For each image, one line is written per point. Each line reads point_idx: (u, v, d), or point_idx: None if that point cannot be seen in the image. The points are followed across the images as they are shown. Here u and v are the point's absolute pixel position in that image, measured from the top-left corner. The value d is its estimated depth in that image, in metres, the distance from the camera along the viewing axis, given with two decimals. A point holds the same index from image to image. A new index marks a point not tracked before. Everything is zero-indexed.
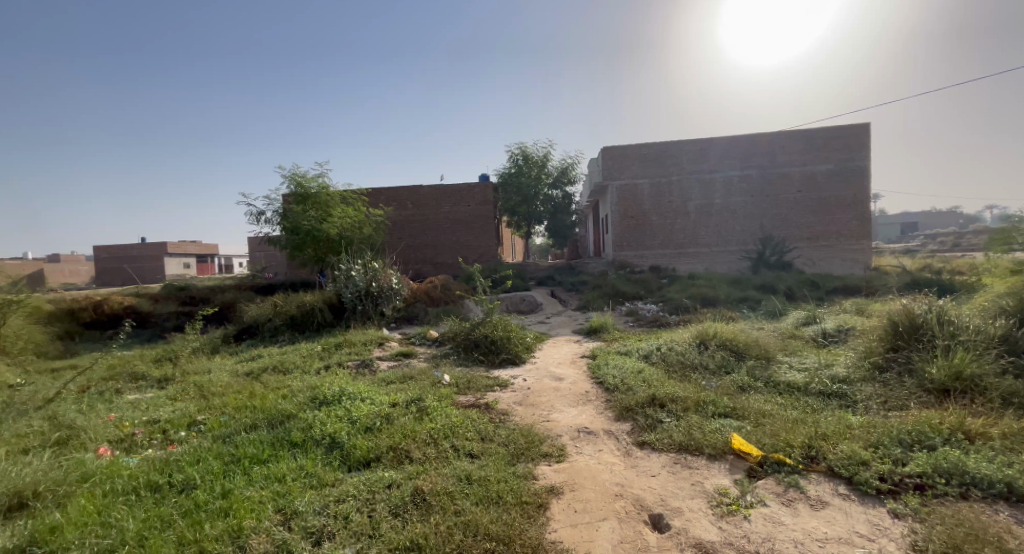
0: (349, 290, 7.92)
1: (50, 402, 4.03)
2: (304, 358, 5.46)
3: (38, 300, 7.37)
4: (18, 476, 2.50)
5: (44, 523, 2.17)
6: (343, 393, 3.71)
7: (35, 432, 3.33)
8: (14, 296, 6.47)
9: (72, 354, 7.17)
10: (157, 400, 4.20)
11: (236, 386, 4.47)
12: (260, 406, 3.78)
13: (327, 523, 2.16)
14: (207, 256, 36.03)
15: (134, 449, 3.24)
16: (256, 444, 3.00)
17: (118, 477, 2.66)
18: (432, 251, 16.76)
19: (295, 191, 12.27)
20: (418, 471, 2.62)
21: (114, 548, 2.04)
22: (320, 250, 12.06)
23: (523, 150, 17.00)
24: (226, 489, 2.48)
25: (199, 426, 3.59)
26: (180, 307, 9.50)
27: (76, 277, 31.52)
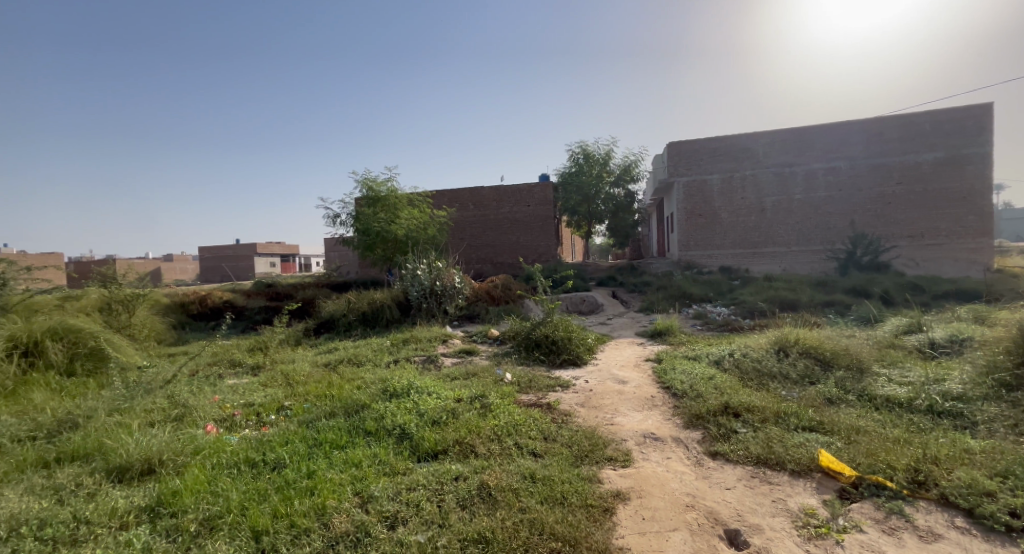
0: (415, 289, 8.27)
1: (169, 382, 4.63)
2: (375, 352, 5.79)
3: (158, 293, 8.46)
4: (148, 446, 2.91)
5: (166, 488, 2.51)
6: (412, 387, 3.89)
7: (158, 408, 3.84)
8: (141, 289, 7.51)
9: (183, 341, 8.18)
10: (251, 386, 4.67)
11: (316, 376, 4.85)
12: (337, 395, 4.06)
13: (400, 509, 2.28)
14: (290, 256, 39.35)
15: (234, 427, 3.63)
16: (335, 430, 3.24)
17: (223, 451, 3.00)
18: (494, 251, 17.06)
19: (366, 195, 13.04)
20: (483, 466, 2.69)
21: (222, 514, 2.30)
22: (389, 250, 12.70)
23: (584, 149, 16.68)
24: (310, 470, 2.70)
25: (286, 411, 3.93)
26: (268, 303, 10.47)
27: (185, 274, 35.84)
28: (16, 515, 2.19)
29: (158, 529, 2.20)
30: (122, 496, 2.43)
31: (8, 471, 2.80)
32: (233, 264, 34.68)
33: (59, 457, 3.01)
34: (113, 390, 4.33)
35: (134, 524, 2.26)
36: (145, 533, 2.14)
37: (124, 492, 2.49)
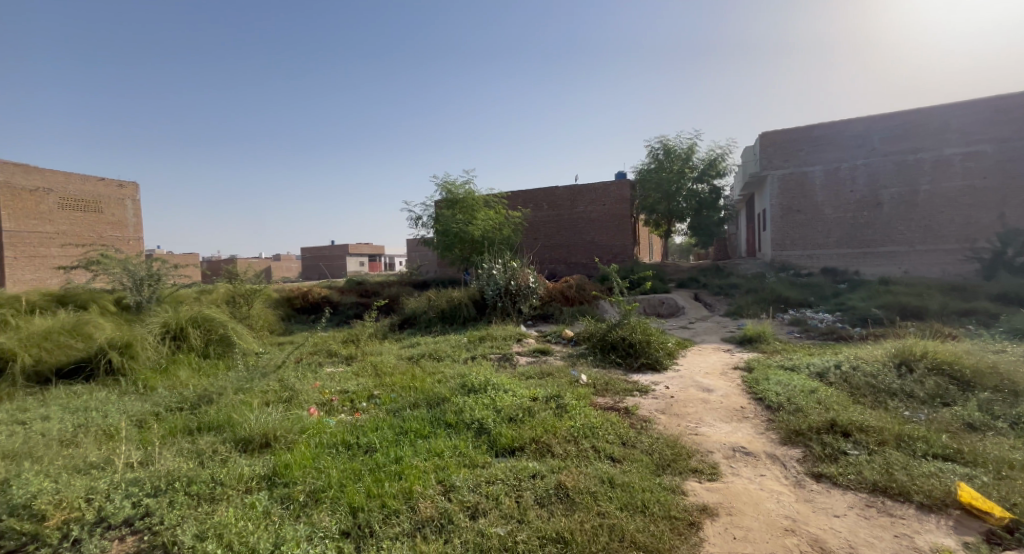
0: (490, 289, 8.45)
1: (279, 367, 5.22)
2: (453, 348, 6.02)
3: (271, 288, 9.54)
4: (265, 423, 3.30)
5: (279, 461, 2.82)
6: (489, 384, 3.99)
7: (271, 390, 4.34)
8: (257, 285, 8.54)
9: (289, 331, 9.17)
10: (346, 374, 5.10)
11: (401, 369, 5.16)
12: (420, 387, 4.29)
13: (480, 501, 2.35)
14: (377, 257, 42.34)
15: (332, 411, 3.98)
16: (419, 420, 3.42)
17: (323, 432, 3.30)
18: (569, 251, 16.91)
19: (445, 197, 13.60)
20: (560, 466, 2.68)
21: (324, 489, 2.54)
22: (466, 250, 13.13)
23: (664, 144, 15.90)
24: (398, 455, 2.88)
25: (375, 399, 4.24)
26: (358, 299, 11.36)
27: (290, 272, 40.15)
28: (169, 472, 2.62)
29: (274, 496, 2.49)
30: (245, 464, 2.78)
31: (161, 434, 3.34)
32: (329, 264, 38.12)
33: (197, 426, 3.52)
34: (236, 372, 4.97)
35: (256, 489, 2.57)
36: (264, 498, 2.43)
37: (246, 461, 2.85)
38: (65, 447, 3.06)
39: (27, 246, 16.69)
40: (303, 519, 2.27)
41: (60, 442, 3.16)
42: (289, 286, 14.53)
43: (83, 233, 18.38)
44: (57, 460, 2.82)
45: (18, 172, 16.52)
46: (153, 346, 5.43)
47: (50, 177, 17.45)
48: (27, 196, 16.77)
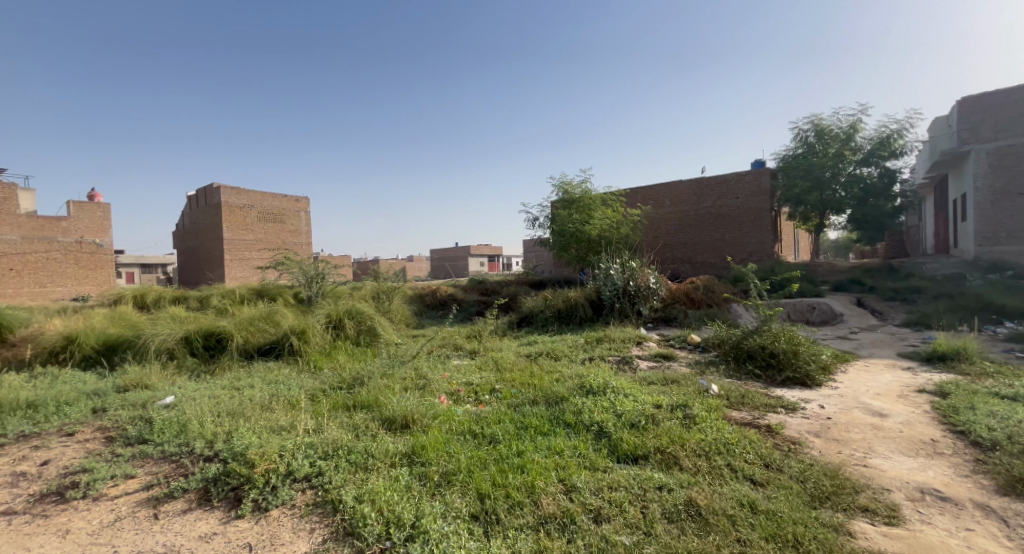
0: (607, 289, 8.22)
1: (413, 357, 5.79)
2: (571, 348, 6.00)
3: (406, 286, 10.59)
4: (404, 407, 3.66)
5: (416, 442, 3.11)
6: (609, 387, 3.89)
7: (409, 377, 4.82)
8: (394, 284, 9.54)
9: (421, 323, 10.09)
10: (471, 367, 5.43)
11: (520, 365, 5.32)
12: (539, 384, 4.36)
13: (603, 505, 2.31)
14: (497, 257, 44.39)
15: (459, 401, 4.26)
16: (538, 417, 3.48)
17: (452, 420, 3.55)
18: (695, 250, 15.71)
19: (562, 197, 13.62)
20: (690, 481, 2.49)
21: (455, 471, 2.73)
22: (582, 250, 13.02)
23: (816, 125, 13.86)
24: (520, 449, 2.96)
25: (497, 393, 4.43)
26: (480, 297, 12.03)
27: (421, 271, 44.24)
28: (333, 442, 3.07)
29: (414, 472, 2.75)
30: (389, 442, 3.13)
31: (327, 408, 3.92)
32: (454, 264, 41.25)
33: (352, 404, 4.07)
34: (381, 360, 5.62)
35: (399, 464, 2.88)
36: (405, 474, 2.70)
37: (390, 439, 3.20)
38: (262, 411, 3.79)
39: (238, 251, 21.07)
40: (438, 497, 2.48)
41: (259, 407, 3.91)
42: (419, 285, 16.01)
43: (273, 240, 22.57)
44: (258, 421, 3.49)
45: (232, 193, 20.91)
46: (320, 333, 6.42)
47: (252, 195, 21.75)
48: (237, 211, 21.13)
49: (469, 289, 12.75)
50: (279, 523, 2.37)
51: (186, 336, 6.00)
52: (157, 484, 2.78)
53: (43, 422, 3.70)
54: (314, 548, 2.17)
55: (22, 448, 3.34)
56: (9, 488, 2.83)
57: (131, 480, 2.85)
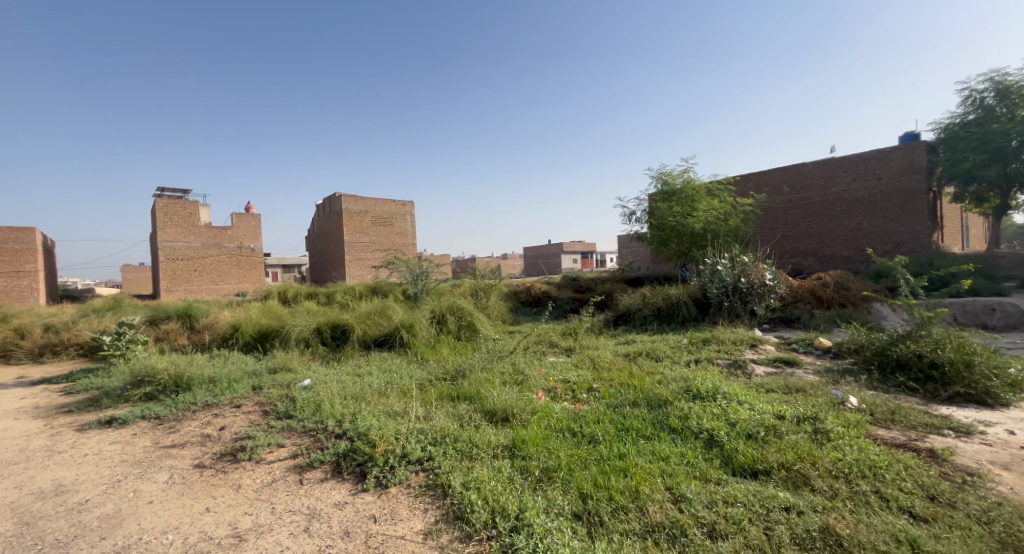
0: (714, 286, 7.58)
1: (510, 353, 5.89)
2: (674, 348, 5.64)
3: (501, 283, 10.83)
4: (503, 402, 3.73)
5: (516, 436, 3.16)
6: (720, 392, 3.56)
7: (507, 372, 4.92)
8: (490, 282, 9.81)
9: (516, 319, 10.26)
10: (567, 365, 5.38)
11: (619, 365, 5.13)
12: (640, 385, 4.16)
13: (718, 520, 2.12)
14: (591, 253, 43.74)
15: (556, 398, 4.23)
16: (640, 419, 3.31)
17: (551, 417, 3.53)
18: (821, 241, 13.88)
19: (661, 189, 12.85)
20: (826, 506, 2.18)
21: (556, 468, 2.71)
22: (684, 245, 12.22)
23: (997, 83, 11.31)
24: (622, 451, 2.84)
25: (595, 392, 4.31)
26: (574, 294, 11.90)
27: (515, 269, 45.24)
28: (440, 429, 3.24)
29: (515, 465, 2.78)
30: (491, 433, 3.22)
31: (434, 398, 4.15)
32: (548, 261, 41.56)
33: (455, 395, 4.26)
34: (480, 354, 5.83)
35: (500, 456, 2.93)
36: (507, 466, 2.75)
37: (492, 431, 3.28)
38: (379, 397, 4.14)
39: (356, 252, 23.40)
40: (540, 492, 2.47)
41: (377, 393, 4.29)
42: (513, 282, 16.38)
43: (383, 241, 24.71)
44: (376, 406, 3.83)
45: (350, 200, 23.28)
46: (426, 326, 6.86)
47: (366, 202, 24.00)
48: (354, 217, 23.47)
49: (563, 287, 12.69)
50: (397, 500, 2.56)
51: (317, 327, 6.81)
52: (301, 453, 3.18)
53: (218, 395, 4.46)
54: (428, 527, 2.31)
55: (205, 414, 4.05)
56: (197, 446, 3.44)
57: (281, 448, 3.29)
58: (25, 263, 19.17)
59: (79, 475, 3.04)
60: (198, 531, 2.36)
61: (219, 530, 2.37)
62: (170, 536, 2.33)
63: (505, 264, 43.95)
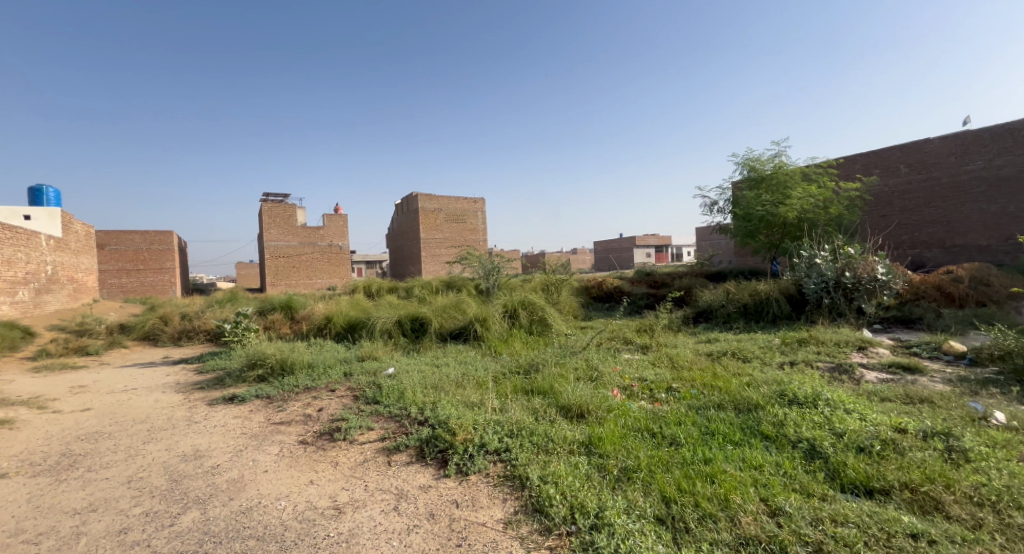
0: (812, 281, 6.90)
1: (584, 349, 5.82)
2: (764, 349, 5.21)
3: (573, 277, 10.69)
4: (579, 399, 3.70)
5: (593, 433, 3.12)
6: (822, 398, 3.23)
7: (580, 368, 4.87)
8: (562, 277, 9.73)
9: (588, 314, 10.08)
10: (644, 362, 5.19)
11: (701, 365, 4.85)
12: (725, 387, 3.91)
13: (825, 540, 1.93)
14: (665, 247, 41.91)
15: (633, 396, 4.11)
16: (728, 423, 3.11)
17: (628, 415, 3.43)
18: (951, 229, 12.06)
19: (748, 176, 11.87)
20: (965, 537, 1.90)
21: (635, 469, 2.64)
22: (775, 236, 11.24)
23: None
24: (707, 457, 2.68)
25: (675, 392, 4.12)
26: (649, 290, 11.43)
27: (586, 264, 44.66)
28: (516, 422, 3.30)
29: (593, 463, 2.75)
30: (566, 429, 3.21)
31: (509, 391, 4.22)
32: (620, 256, 40.56)
33: (529, 389, 4.31)
34: (552, 349, 5.84)
35: (577, 453, 2.92)
36: (584, 463, 2.73)
37: (567, 426, 3.27)
38: (457, 388, 4.30)
39: (432, 248, 24.49)
40: (620, 492, 2.42)
41: (454, 384, 4.45)
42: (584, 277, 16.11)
43: (457, 238, 25.59)
44: (455, 396, 3.99)
45: (426, 199, 24.38)
46: (499, 320, 7.00)
47: (441, 200, 24.98)
48: (430, 215, 24.53)
49: (637, 282, 12.25)
50: (477, 488, 2.65)
51: (399, 320, 7.24)
52: (388, 437, 3.41)
53: (316, 379, 4.91)
54: (507, 517, 2.36)
55: (306, 396, 4.48)
56: (300, 424, 3.82)
57: (371, 431, 3.56)
58: (166, 261, 22.42)
59: (210, 443, 3.52)
60: (304, 501, 2.62)
61: (322, 501, 2.61)
62: (282, 503, 2.61)
63: (576, 258, 43.50)
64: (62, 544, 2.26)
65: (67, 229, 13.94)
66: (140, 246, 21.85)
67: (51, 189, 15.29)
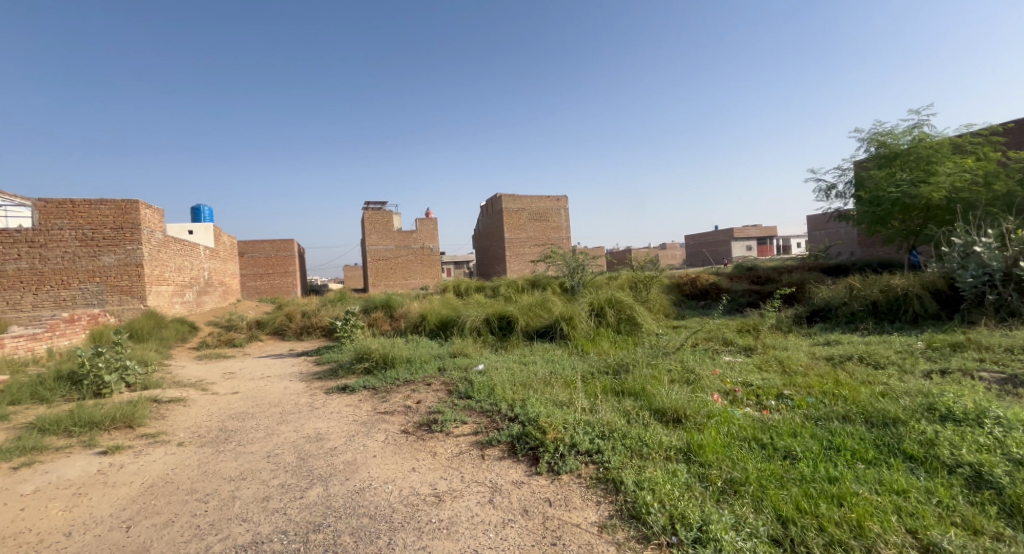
0: (968, 274, 5.87)
1: (678, 350, 5.50)
2: (901, 355, 4.50)
3: (665, 274, 10.16)
4: (677, 404, 3.49)
5: (692, 440, 2.94)
6: (989, 415, 2.71)
7: (674, 370, 4.61)
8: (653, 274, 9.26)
9: (682, 313, 9.51)
10: (748, 366, 4.76)
11: (818, 370, 4.33)
12: (851, 396, 3.45)
13: None
14: (767, 239, 38.18)
15: (736, 403, 3.78)
16: (857, 438, 2.74)
17: (732, 423, 3.17)
18: None
19: (877, 153, 10.35)
20: None
21: (743, 481, 2.42)
22: (915, 220, 9.73)
23: None
24: (833, 475, 2.39)
25: (787, 400, 3.72)
26: (750, 287, 10.48)
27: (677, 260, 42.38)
28: (608, 424, 3.22)
29: (693, 471, 2.59)
30: (662, 433, 3.06)
31: (600, 391, 4.13)
32: (715, 250, 37.82)
33: (620, 389, 4.18)
34: (643, 349, 5.61)
35: (675, 459, 2.76)
36: (683, 471, 2.58)
37: (664, 431, 3.11)
38: (546, 386, 4.31)
39: (516, 248, 24.88)
40: (726, 506, 2.25)
41: (543, 382, 4.48)
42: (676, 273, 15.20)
43: (541, 236, 25.73)
44: (544, 394, 4.00)
45: (510, 199, 24.83)
46: (585, 319, 6.90)
47: (525, 200, 25.27)
48: (514, 215, 24.94)
49: (736, 279, 11.32)
50: (570, 488, 2.63)
51: (487, 318, 7.45)
52: (481, 432, 3.53)
53: (414, 373, 5.24)
54: (602, 520, 2.31)
55: (406, 389, 4.80)
56: (402, 415, 4.10)
57: (465, 425, 3.70)
58: (290, 266, 25.51)
59: (328, 427, 3.92)
60: (408, 486, 2.81)
61: (423, 488, 2.77)
62: (389, 486, 2.81)
63: (664, 254, 41.40)
64: (223, 505, 2.67)
65: (218, 240, 16.50)
66: (269, 252, 25.04)
67: (206, 206, 18.15)
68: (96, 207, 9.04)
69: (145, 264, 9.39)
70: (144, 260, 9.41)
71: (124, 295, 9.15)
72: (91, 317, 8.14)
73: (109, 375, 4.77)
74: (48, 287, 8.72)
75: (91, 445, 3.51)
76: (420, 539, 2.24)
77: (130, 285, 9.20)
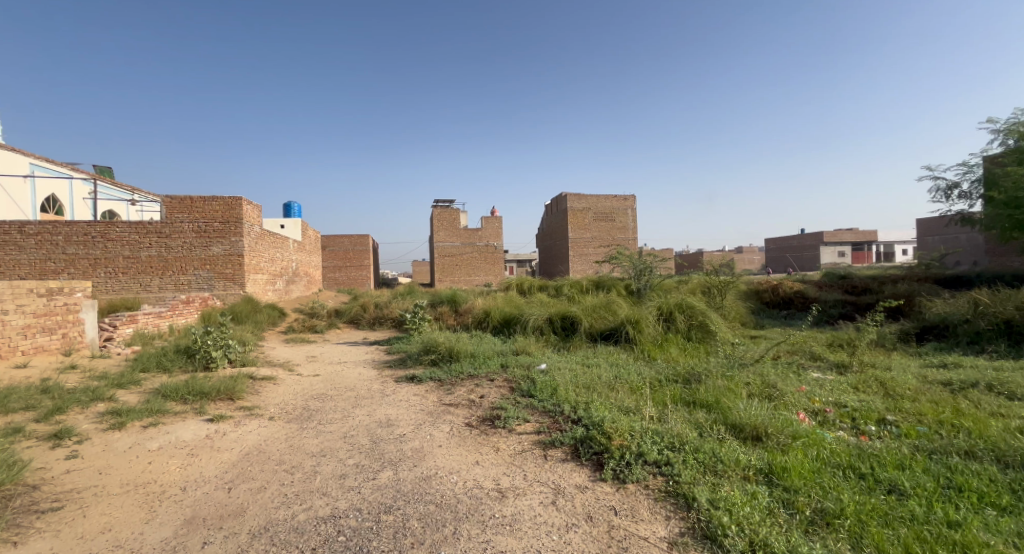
0: None
1: (758, 361, 5.09)
2: None
3: (743, 280, 9.48)
4: (759, 421, 3.22)
5: (775, 460, 2.69)
6: None
7: (753, 383, 4.26)
8: (730, 279, 8.64)
9: (760, 322, 8.83)
10: (841, 384, 4.29)
11: (932, 396, 3.78)
12: (976, 430, 2.98)
13: None
14: (864, 244, 34.35)
15: (827, 425, 3.41)
16: (983, 480, 2.36)
17: (822, 446, 2.87)
18: None
19: (1017, 147, 8.91)
20: None
21: (838, 514, 2.17)
22: None
23: None
24: (952, 518, 2.08)
25: (891, 426, 3.29)
26: (844, 297, 9.46)
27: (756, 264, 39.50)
28: (678, 435, 3.05)
29: (777, 495, 2.38)
30: (740, 451, 2.83)
31: (669, 400, 3.93)
32: (800, 256, 34.81)
33: (691, 400, 3.95)
34: (716, 359, 5.27)
35: (755, 480, 2.55)
36: (764, 494, 2.37)
37: (741, 448, 2.89)
38: (610, 391, 4.17)
39: (579, 247, 24.57)
40: (816, 538, 2.03)
41: (608, 386, 4.35)
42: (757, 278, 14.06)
43: (606, 236, 25.11)
44: (608, 399, 3.88)
45: (575, 198, 24.50)
46: (653, 324, 6.61)
47: (591, 199, 24.85)
48: (578, 215, 24.64)
49: (827, 287, 10.30)
50: (637, 498, 2.53)
51: (550, 317, 7.39)
52: (544, 432, 3.50)
53: (477, 368, 5.33)
54: (673, 537, 2.19)
55: (470, 383, 4.90)
56: (466, 408, 4.18)
57: (527, 423, 3.70)
58: (365, 260, 27.19)
59: (398, 414, 4.10)
60: (472, 478, 2.85)
61: (486, 482, 2.80)
62: (453, 476, 2.88)
63: (740, 257, 38.74)
64: (306, 478, 2.88)
65: (306, 234, 17.96)
66: (347, 246, 26.74)
67: (296, 203, 19.84)
68: (208, 204, 10.18)
69: (246, 255, 10.41)
70: (245, 251, 10.44)
71: (228, 281, 10.22)
72: (203, 300, 9.20)
73: (215, 352, 5.34)
74: (170, 272, 9.96)
75: (201, 412, 3.94)
76: (484, 532, 2.26)
77: (233, 273, 10.26)
